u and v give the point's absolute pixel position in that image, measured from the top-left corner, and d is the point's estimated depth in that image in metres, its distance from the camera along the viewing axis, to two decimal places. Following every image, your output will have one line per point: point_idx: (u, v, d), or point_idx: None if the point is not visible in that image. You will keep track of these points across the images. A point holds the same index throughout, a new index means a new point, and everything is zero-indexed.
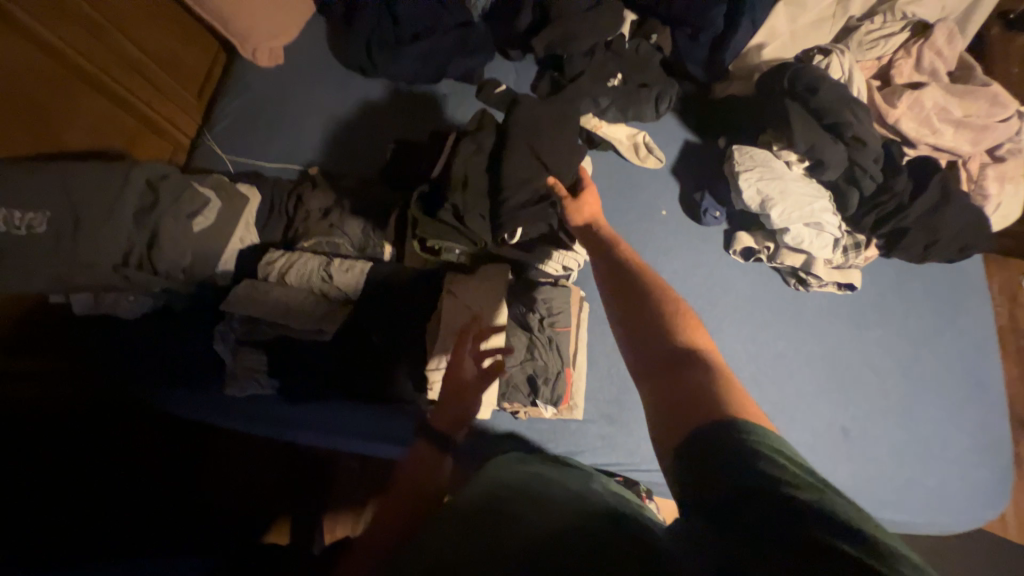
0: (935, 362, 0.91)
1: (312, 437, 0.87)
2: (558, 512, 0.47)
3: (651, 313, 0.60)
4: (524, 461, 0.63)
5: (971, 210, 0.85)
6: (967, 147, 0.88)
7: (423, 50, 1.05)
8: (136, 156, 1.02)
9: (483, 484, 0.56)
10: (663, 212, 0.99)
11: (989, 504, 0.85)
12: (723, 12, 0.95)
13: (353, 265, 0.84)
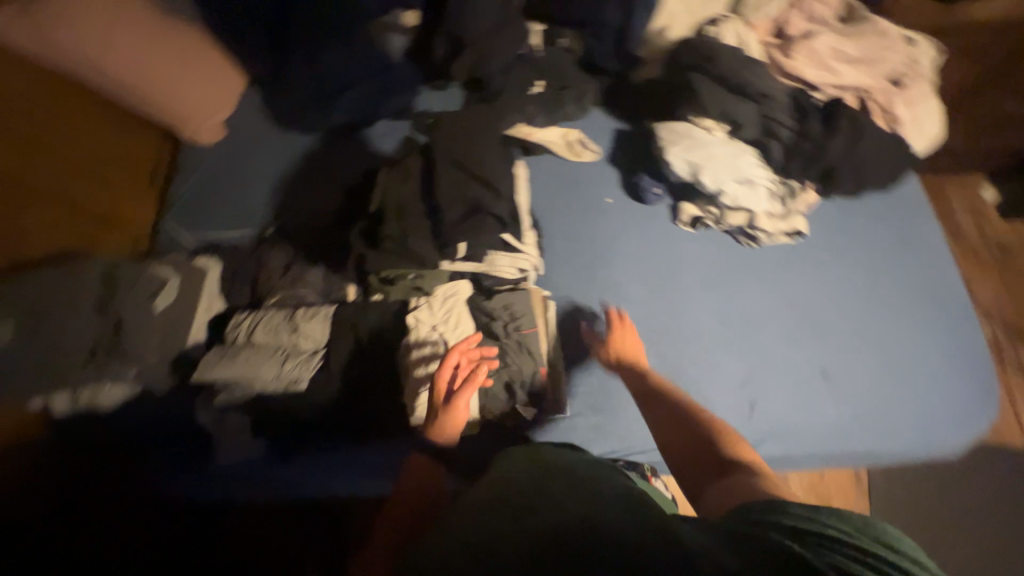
0: (898, 288, 0.92)
1: (308, 491, 0.85)
2: (578, 510, 0.49)
3: (703, 429, 0.72)
4: (533, 451, 0.66)
5: (886, 139, 0.88)
6: (869, 81, 0.90)
7: (356, 99, 1.12)
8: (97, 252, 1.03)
9: (498, 487, 0.58)
10: (607, 200, 1.03)
11: (982, 415, 0.85)
12: (618, 7, 1.00)
13: (317, 312, 0.85)
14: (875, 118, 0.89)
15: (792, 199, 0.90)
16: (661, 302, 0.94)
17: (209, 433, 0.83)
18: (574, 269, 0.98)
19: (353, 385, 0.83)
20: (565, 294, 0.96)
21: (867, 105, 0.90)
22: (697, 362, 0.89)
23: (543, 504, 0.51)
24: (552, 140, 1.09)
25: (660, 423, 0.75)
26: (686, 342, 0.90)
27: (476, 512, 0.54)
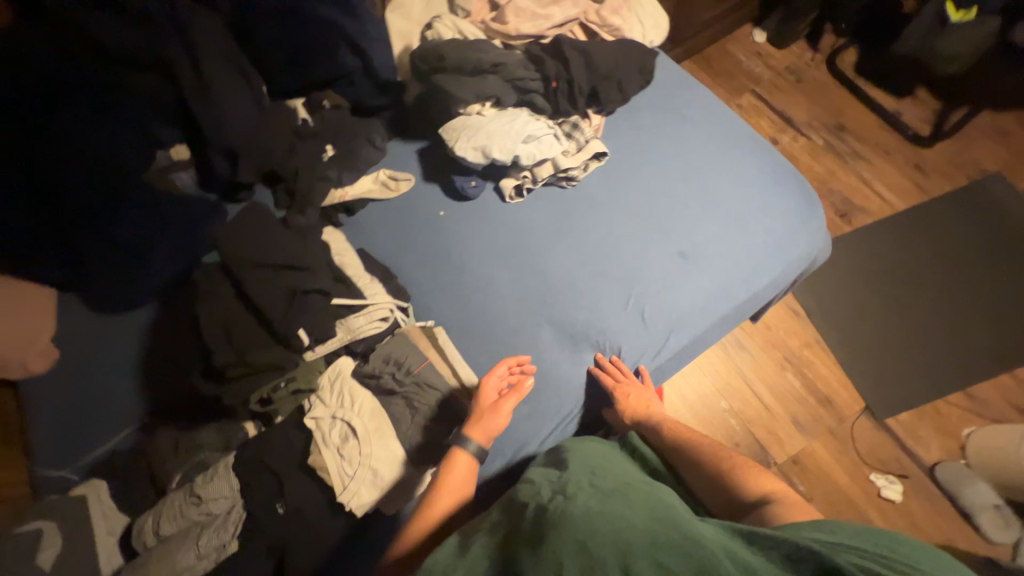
0: (702, 151, 1.00)
1: None
2: (635, 535, 0.53)
3: (735, 470, 0.76)
4: (562, 478, 0.69)
5: (616, 45, 0.97)
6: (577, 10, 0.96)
7: (166, 250, 1.05)
8: None
9: (546, 521, 0.59)
10: (441, 213, 1.07)
11: (812, 217, 0.96)
12: (345, 51, 1.01)
13: (213, 470, 0.79)
14: (599, 37, 0.97)
15: (576, 132, 0.97)
16: (527, 273, 0.98)
17: None
18: (441, 288, 1.00)
19: (286, 518, 0.78)
20: (445, 313, 0.98)
21: (588, 30, 0.99)
22: (582, 307, 0.94)
23: (609, 534, 0.53)
24: (366, 189, 1.10)
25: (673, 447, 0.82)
26: (564, 295, 0.95)
27: (535, 548, 0.55)
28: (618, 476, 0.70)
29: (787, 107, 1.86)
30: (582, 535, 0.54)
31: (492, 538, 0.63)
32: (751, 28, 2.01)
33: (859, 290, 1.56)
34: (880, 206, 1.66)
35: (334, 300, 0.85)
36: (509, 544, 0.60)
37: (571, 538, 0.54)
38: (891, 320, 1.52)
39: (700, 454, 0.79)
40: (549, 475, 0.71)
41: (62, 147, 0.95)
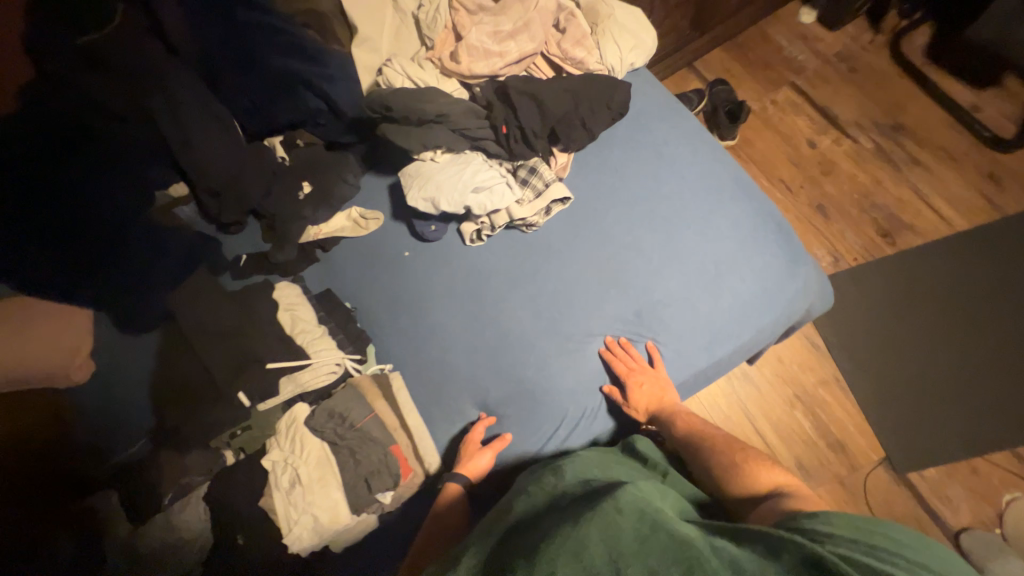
0: (673, 197, 0.91)
1: None
2: (627, 538, 0.54)
3: (747, 457, 0.75)
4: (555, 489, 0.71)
5: (576, 81, 0.90)
6: (534, 44, 0.90)
7: (163, 278, 1.09)
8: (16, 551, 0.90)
9: (537, 530, 0.61)
10: (406, 253, 1.07)
11: (790, 278, 0.85)
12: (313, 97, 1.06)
13: (187, 500, 0.90)
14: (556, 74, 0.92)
15: (533, 176, 0.92)
16: (483, 322, 0.97)
17: None
18: (400, 332, 1.01)
19: (244, 549, 0.86)
20: (401, 358, 0.99)
21: (545, 66, 0.93)
22: (532, 362, 0.92)
23: (601, 540, 0.54)
24: (340, 226, 1.13)
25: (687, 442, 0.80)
26: (516, 348, 0.93)
27: (528, 558, 0.54)
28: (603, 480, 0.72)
29: (833, 103, 1.61)
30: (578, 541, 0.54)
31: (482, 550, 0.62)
32: (797, 7, 1.74)
33: (894, 324, 1.37)
34: (931, 226, 1.44)
35: (269, 362, 0.90)
36: (501, 552, 0.60)
37: (566, 548, 0.53)
38: (933, 360, 1.31)
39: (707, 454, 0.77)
40: (542, 484, 0.73)
41: (105, 161, 1.05)
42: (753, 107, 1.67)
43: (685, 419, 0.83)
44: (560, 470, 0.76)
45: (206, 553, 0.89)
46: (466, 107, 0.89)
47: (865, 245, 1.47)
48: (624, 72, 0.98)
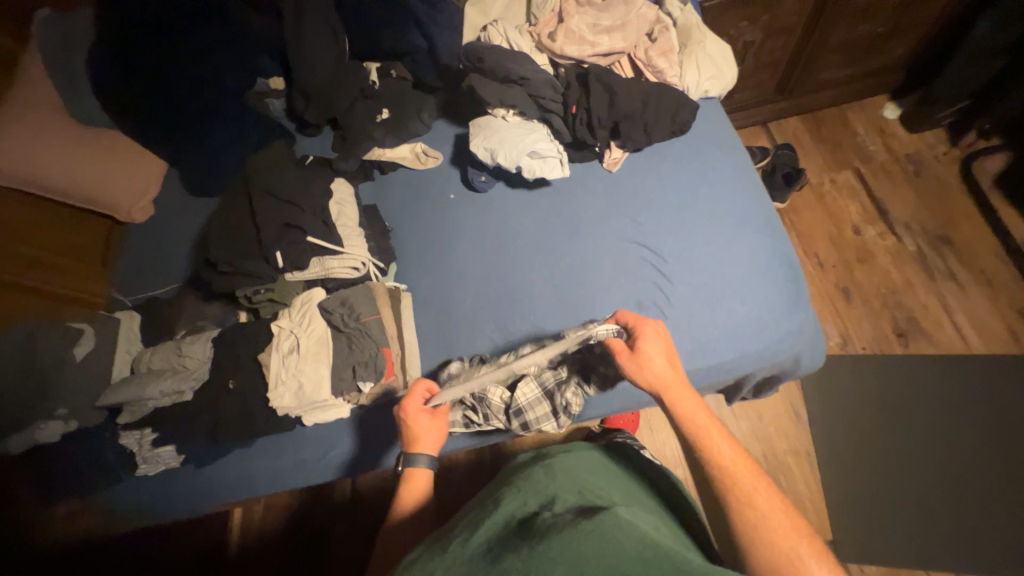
0: (703, 216, 0.98)
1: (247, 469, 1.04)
2: (624, 566, 0.53)
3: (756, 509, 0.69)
4: (550, 488, 0.71)
5: (650, 88, 1.00)
6: (622, 44, 1.02)
7: None
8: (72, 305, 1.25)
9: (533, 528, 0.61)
10: (451, 195, 1.16)
11: (785, 317, 0.89)
12: (419, 39, 1.20)
13: (199, 337, 1.01)
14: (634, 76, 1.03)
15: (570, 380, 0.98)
16: (496, 272, 1.05)
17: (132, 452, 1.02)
18: (423, 260, 1.11)
19: (235, 392, 0.96)
20: (418, 281, 1.09)
21: (627, 66, 1.04)
22: (529, 316, 1.00)
23: (598, 558, 0.53)
24: (401, 154, 1.23)
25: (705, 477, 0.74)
26: (521, 305, 1.01)
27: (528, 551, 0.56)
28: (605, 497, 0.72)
29: (890, 197, 1.64)
30: (578, 558, 0.53)
31: (476, 536, 0.62)
32: (884, 100, 1.78)
33: (868, 419, 1.39)
34: (948, 339, 1.45)
35: (308, 239, 0.96)
36: (499, 542, 0.61)
37: (566, 557, 0.54)
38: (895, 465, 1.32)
39: (749, 523, 0.68)
40: (533, 484, 0.73)
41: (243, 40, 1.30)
42: (810, 178, 1.72)
43: (680, 413, 0.77)
44: (556, 471, 0.77)
45: (206, 377, 0.98)
46: (546, 81, 1.00)
47: (877, 338, 1.48)
48: (697, 97, 1.05)
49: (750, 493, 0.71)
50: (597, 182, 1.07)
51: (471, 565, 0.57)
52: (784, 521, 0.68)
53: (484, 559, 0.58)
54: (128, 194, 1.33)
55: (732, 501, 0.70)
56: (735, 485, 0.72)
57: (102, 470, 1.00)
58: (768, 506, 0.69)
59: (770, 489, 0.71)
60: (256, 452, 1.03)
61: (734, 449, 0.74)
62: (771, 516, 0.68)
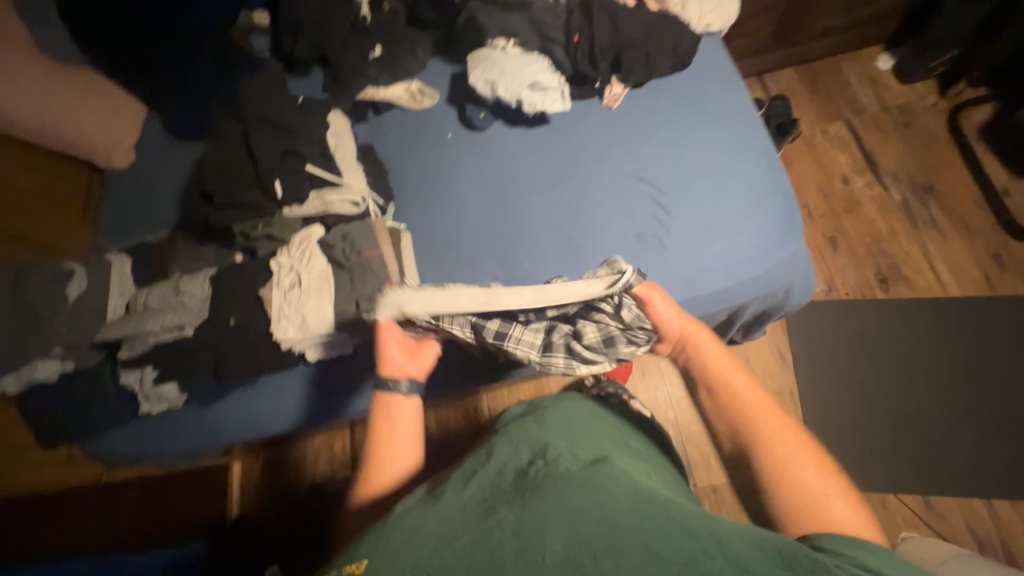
0: (704, 150, 0.99)
1: (247, 411, 1.04)
2: (621, 517, 0.51)
3: (787, 463, 0.67)
4: (544, 440, 0.70)
5: (651, 19, 1.01)
6: None
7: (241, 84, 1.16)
8: (51, 254, 1.21)
9: (527, 483, 0.59)
10: (449, 135, 1.14)
11: (780, 246, 0.92)
12: None
13: (197, 275, 1.00)
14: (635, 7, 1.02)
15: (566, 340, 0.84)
16: (497, 210, 1.05)
17: (133, 391, 1.02)
18: (423, 200, 1.10)
19: (234, 329, 0.95)
20: (417, 221, 1.08)
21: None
22: (531, 251, 1.00)
23: (593, 509, 0.52)
24: (395, 95, 1.18)
25: (727, 423, 0.74)
26: (522, 241, 1.01)
27: (522, 506, 0.55)
28: (600, 447, 0.71)
29: (880, 148, 1.67)
30: (572, 510, 0.52)
31: (471, 490, 0.62)
32: (877, 52, 1.79)
33: (848, 359, 1.45)
34: (928, 284, 1.51)
35: (307, 167, 0.96)
36: (494, 494, 0.61)
37: (558, 509, 0.52)
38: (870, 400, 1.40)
39: (770, 462, 0.68)
40: (526, 435, 0.73)
41: None
42: (803, 131, 1.73)
43: (702, 357, 0.80)
44: (548, 421, 0.77)
45: (206, 314, 0.97)
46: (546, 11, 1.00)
47: (862, 284, 1.53)
48: (697, 30, 1.06)
49: (773, 435, 0.70)
50: (598, 118, 1.06)
51: (466, 516, 0.57)
52: (812, 465, 0.66)
53: (479, 510, 0.57)
54: (107, 138, 1.27)
55: (755, 442, 0.70)
56: (753, 427, 0.71)
57: (104, 410, 1.02)
58: (794, 446, 0.68)
59: (795, 434, 0.70)
60: (259, 392, 1.03)
61: (758, 396, 0.74)
62: (796, 463, 0.66)
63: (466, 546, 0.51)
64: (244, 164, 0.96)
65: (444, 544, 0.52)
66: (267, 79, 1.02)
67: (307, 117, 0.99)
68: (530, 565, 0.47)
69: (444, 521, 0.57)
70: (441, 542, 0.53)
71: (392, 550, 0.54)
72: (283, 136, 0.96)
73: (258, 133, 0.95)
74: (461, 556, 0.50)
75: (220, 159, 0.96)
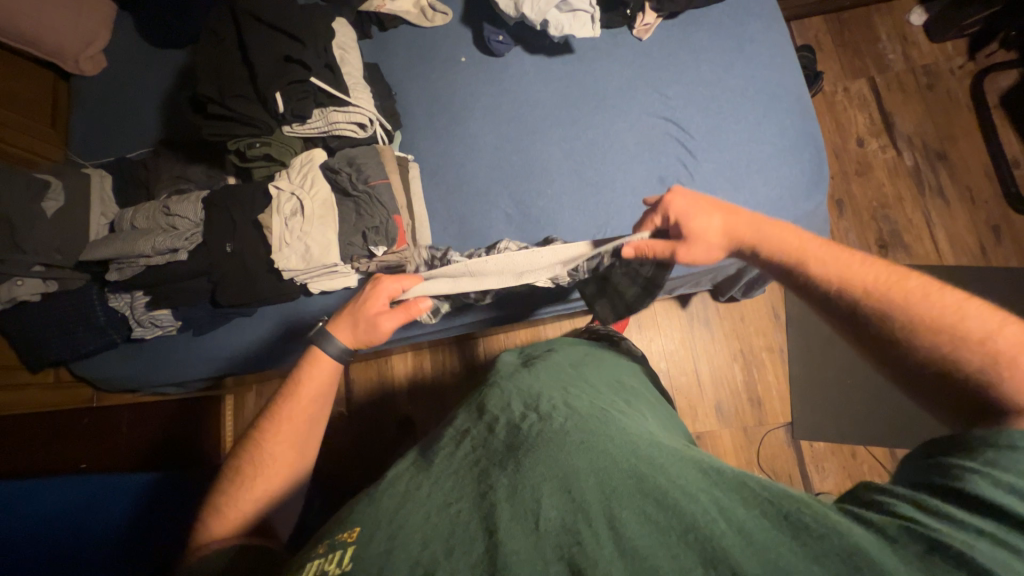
0: (734, 92, 0.94)
1: (247, 341, 1.01)
2: (618, 478, 0.49)
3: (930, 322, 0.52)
4: (535, 390, 0.68)
5: None
6: None
7: None
8: (27, 167, 1.11)
9: (519, 440, 0.57)
10: (462, 59, 1.05)
11: (803, 199, 0.90)
12: None
13: (187, 196, 0.94)
14: None
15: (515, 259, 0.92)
16: (513, 145, 0.99)
17: (125, 315, 0.99)
18: (433, 130, 1.02)
19: (230, 256, 0.90)
20: (426, 153, 1.02)
21: None
22: (547, 191, 0.96)
23: (591, 474, 0.50)
24: (404, 9, 1.06)
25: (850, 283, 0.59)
26: (538, 179, 0.96)
27: (515, 469, 0.52)
28: (595, 396, 0.68)
29: (898, 110, 1.62)
30: (568, 473, 0.50)
31: (461, 449, 0.60)
32: (912, 5, 1.68)
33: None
34: (924, 251, 1.52)
35: (311, 80, 0.87)
36: (485, 452, 0.58)
37: (553, 472, 0.50)
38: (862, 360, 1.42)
39: (906, 335, 0.53)
40: (519, 385, 0.70)
41: None
42: (824, 86, 1.67)
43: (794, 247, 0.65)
44: (540, 372, 0.74)
45: (201, 238, 0.91)
46: None
47: (861, 249, 1.54)
48: None
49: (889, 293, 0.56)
50: (625, 52, 0.99)
51: (458, 476, 0.55)
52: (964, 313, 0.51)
53: (471, 472, 0.55)
54: (74, 38, 1.13)
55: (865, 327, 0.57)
56: (842, 316, 0.59)
57: (92, 332, 0.98)
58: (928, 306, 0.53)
59: (927, 285, 0.55)
60: (259, 320, 1.00)
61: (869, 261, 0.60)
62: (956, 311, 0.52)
63: (457, 513, 0.49)
64: (238, 71, 0.86)
65: (436, 510, 0.50)
66: None
67: (307, 23, 0.88)
68: (522, 530, 0.45)
69: (436, 486, 0.54)
70: (430, 507, 0.51)
71: (384, 514, 0.51)
72: (282, 41, 0.86)
73: (254, 37, 0.85)
74: (452, 524, 0.48)
75: (211, 65, 0.87)
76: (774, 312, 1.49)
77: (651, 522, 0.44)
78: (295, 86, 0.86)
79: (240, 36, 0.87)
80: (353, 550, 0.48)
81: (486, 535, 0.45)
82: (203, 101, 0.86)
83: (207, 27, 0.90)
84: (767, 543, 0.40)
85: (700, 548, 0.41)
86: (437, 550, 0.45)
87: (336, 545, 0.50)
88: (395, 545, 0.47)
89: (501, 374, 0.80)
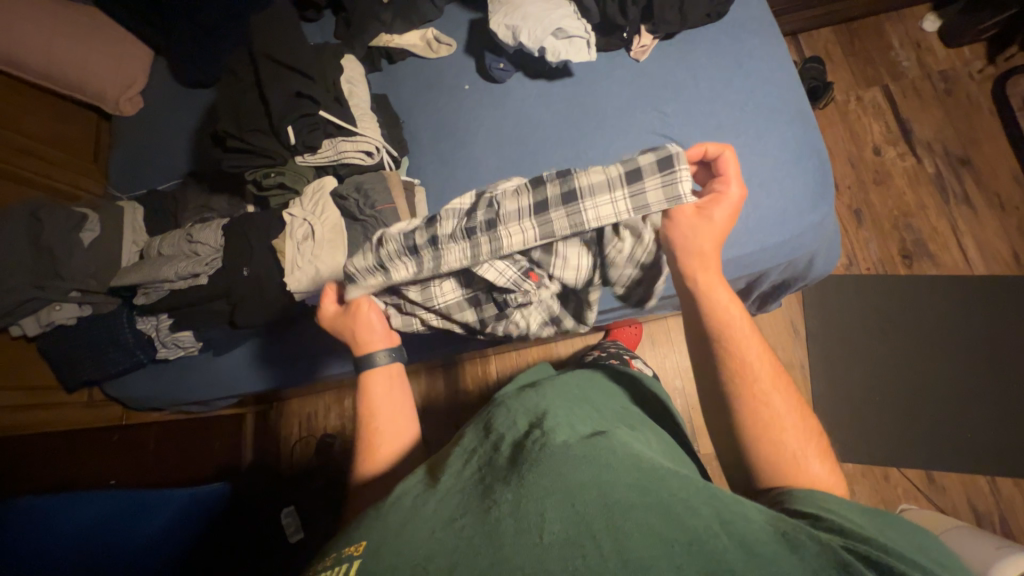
0: (735, 106, 0.94)
1: (262, 359, 1.05)
2: (622, 493, 0.48)
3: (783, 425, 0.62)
4: (538, 406, 0.66)
5: None
6: None
7: None
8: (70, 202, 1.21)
9: (521, 456, 0.56)
10: (466, 86, 1.09)
11: (810, 211, 0.89)
12: None
13: (209, 224, 1.00)
14: None
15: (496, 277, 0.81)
16: (515, 168, 1.01)
17: (150, 337, 1.05)
18: (438, 155, 1.06)
19: (247, 280, 0.95)
20: (432, 178, 1.06)
21: None
22: None
23: (594, 486, 0.48)
24: (411, 43, 1.11)
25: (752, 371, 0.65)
26: None
27: (519, 482, 0.51)
28: (596, 419, 0.66)
29: (916, 118, 1.58)
30: (572, 486, 0.49)
31: (467, 467, 0.59)
32: (925, 11, 1.65)
33: (861, 335, 1.43)
34: (952, 261, 1.46)
35: (321, 113, 0.92)
36: (489, 470, 0.57)
37: (555, 484, 0.49)
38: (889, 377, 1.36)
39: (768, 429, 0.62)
40: (525, 402, 0.68)
41: None
42: (836, 97, 1.64)
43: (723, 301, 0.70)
44: (546, 388, 0.73)
45: (220, 262, 0.97)
46: None
47: (884, 259, 1.49)
48: None
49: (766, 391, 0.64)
50: (624, 73, 1.02)
51: (463, 493, 0.55)
52: (795, 432, 0.62)
53: (475, 490, 0.54)
54: (114, 82, 1.24)
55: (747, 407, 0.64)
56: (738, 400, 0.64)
57: (121, 352, 1.04)
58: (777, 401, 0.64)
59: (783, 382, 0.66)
60: (274, 340, 1.05)
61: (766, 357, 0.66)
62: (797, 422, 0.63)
63: (461, 528, 0.49)
64: (256, 107, 0.93)
65: (441, 525, 0.50)
66: (278, 21, 0.97)
67: (320, 62, 0.95)
68: (525, 544, 0.45)
69: (441, 503, 0.54)
70: (435, 522, 0.51)
71: (388, 531, 0.52)
72: (295, 78, 0.92)
73: (270, 75, 0.92)
74: (454, 539, 0.48)
75: (231, 103, 0.94)
76: (792, 326, 1.45)
77: (656, 535, 0.44)
78: (303, 118, 0.91)
79: (258, 76, 0.93)
80: (359, 563, 0.49)
81: (488, 549, 0.45)
82: (222, 135, 0.92)
83: (229, 70, 0.97)
84: (767, 553, 0.43)
85: (706, 561, 0.42)
86: (440, 564, 0.46)
87: (342, 558, 0.51)
88: (399, 559, 0.47)
89: (504, 396, 0.78)
